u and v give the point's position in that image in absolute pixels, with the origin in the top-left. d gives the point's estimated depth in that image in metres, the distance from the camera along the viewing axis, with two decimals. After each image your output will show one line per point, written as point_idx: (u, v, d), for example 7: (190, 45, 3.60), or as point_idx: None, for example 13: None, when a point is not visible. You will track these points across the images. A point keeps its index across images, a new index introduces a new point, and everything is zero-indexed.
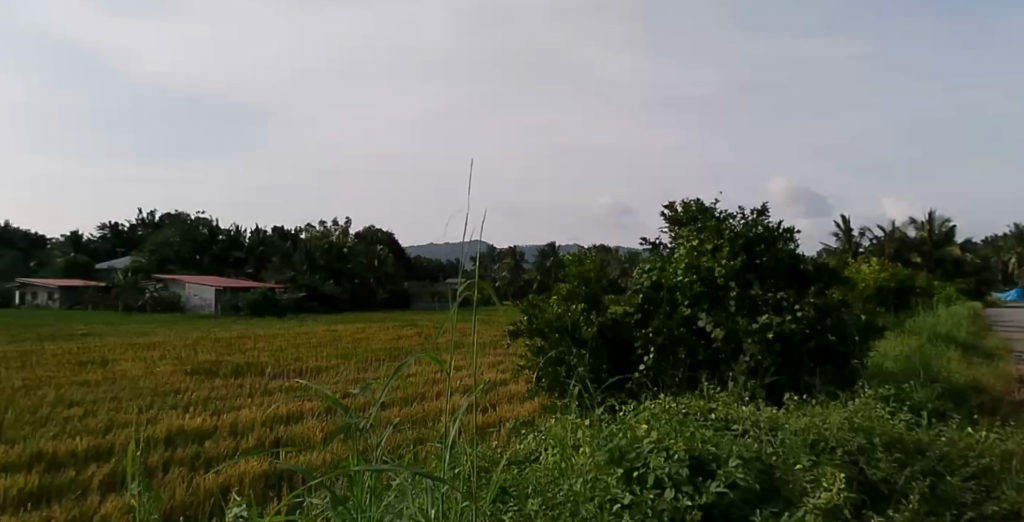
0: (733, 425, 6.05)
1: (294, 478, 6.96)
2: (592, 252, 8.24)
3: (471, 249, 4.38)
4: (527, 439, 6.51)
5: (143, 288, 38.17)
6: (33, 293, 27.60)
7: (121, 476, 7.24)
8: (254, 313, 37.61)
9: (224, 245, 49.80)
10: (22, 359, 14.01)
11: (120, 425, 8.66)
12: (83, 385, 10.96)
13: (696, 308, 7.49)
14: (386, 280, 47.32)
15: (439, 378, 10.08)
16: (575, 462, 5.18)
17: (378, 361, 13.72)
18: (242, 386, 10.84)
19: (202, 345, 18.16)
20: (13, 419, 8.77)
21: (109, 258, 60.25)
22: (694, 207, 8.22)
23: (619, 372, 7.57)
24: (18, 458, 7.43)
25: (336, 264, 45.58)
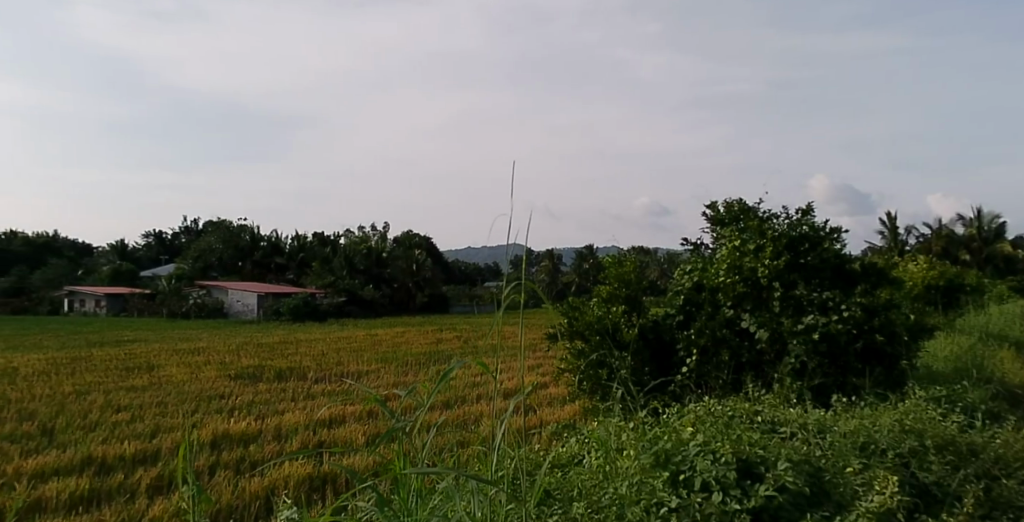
0: (780, 428, 5.94)
1: (338, 480, 7.03)
2: (631, 254, 8.15)
3: (515, 253, 4.34)
4: (569, 443, 6.47)
5: (188, 295, 41.45)
6: (81, 301, 44.28)
7: (168, 479, 7.36)
8: (295, 318, 38.11)
9: (266, 252, 50.04)
10: (73, 365, 14.41)
11: (167, 429, 8.81)
12: (131, 390, 11.18)
13: (738, 309, 7.40)
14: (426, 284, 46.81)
15: (481, 380, 10.10)
16: (620, 465, 5.11)
17: (420, 365, 13.75)
18: (285, 391, 10.96)
19: (246, 350, 18.42)
20: (64, 424, 8.98)
21: (153, 267, 61.68)
22: (737, 207, 8.09)
23: (661, 374, 7.50)
24: (71, 461, 7.62)
25: (375, 268, 45.52)
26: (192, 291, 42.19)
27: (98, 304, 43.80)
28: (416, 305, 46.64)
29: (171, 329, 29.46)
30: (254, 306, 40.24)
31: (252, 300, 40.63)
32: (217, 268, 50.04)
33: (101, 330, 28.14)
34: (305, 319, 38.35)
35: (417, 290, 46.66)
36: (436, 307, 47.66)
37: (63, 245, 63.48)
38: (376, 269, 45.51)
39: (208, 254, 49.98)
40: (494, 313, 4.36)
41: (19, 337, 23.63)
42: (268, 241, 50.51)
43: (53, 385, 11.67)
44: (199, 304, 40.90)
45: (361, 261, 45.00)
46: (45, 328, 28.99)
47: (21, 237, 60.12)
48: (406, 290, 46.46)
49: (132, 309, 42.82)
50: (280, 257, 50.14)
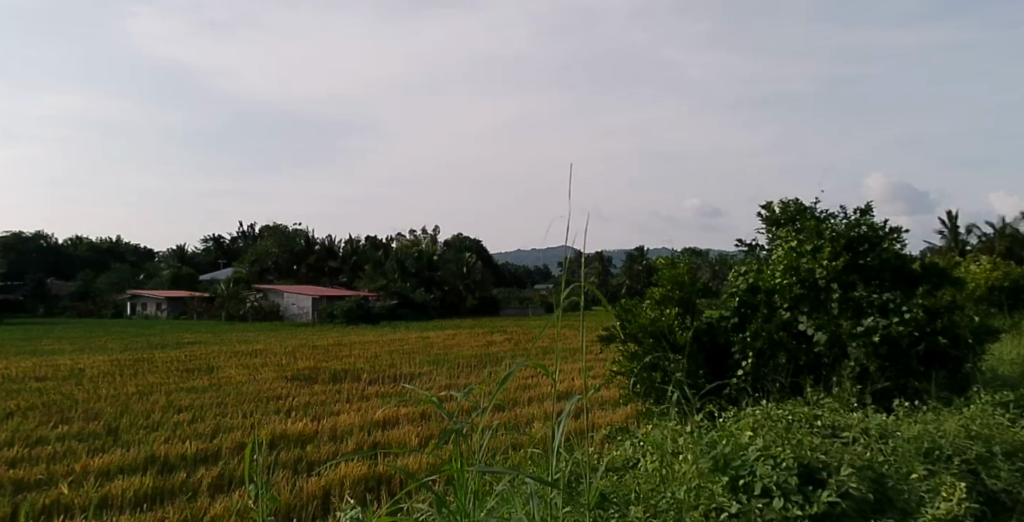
0: (842, 432, 5.81)
1: (392, 481, 7.12)
2: (684, 256, 8.05)
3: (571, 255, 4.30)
4: (624, 446, 6.42)
5: (245, 297, 42.38)
6: (142, 303, 46.13)
7: (228, 479, 7.51)
8: (348, 321, 38.65)
9: (319, 255, 50.90)
10: (136, 366, 14.88)
11: (227, 429, 9.01)
12: (190, 391, 11.41)
13: (796, 311, 7.27)
14: (476, 287, 47.08)
15: (535, 383, 10.14)
16: (677, 469, 5.06)
17: (473, 368, 13.81)
18: (340, 392, 11.10)
19: (301, 352, 18.74)
20: (128, 424, 9.25)
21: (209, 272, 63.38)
22: (793, 207, 7.95)
23: (716, 378, 7.45)
24: (135, 460, 7.85)
25: (426, 271, 45.73)
26: (249, 294, 43.15)
27: (159, 307, 45.25)
28: (467, 308, 46.76)
29: (230, 332, 30.29)
30: (308, 308, 40.88)
31: (307, 303, 41.19)
32: (272, 271, 51.20)
33: (164, 333, 29.02)
34: (358, 322, 38.94)
35: (467, 292, 46.86)
36: (486, 310, 47.85)
37: (126, 249, 65.62)
38: (428, 273, 45.88)
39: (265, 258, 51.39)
40: (551, 315, 4.30)
41: (89, 339, 24.57)
42: (321, 244, 51.50)
43: (118, 385, 12.05)
44: (256, 307, 41.85)
45: (413, 264, 45.32)
46: (112, 331, 30.05)
47: (86, 243, 62.44)
48: (457, 292, 46.78)
49: (189, 312, 44.04)
50: (334, 261, 50.98)
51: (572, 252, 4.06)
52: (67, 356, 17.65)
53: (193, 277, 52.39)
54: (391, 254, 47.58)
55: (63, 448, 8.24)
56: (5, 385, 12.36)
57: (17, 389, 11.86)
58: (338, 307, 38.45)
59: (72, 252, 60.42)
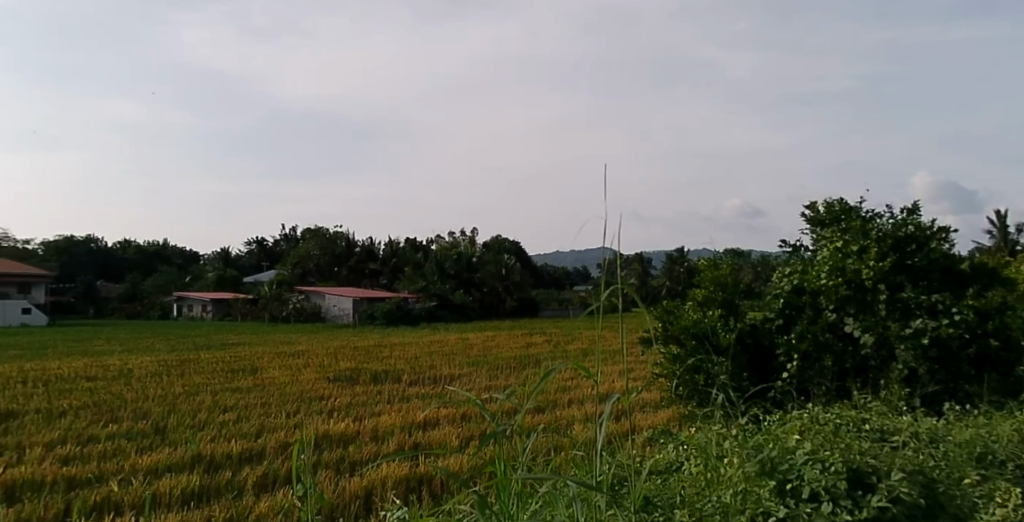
0: (891, 436, 5.70)
1: (433, 481, 7.17)
2: (726, 257, 7.96)
3: (609, 255, 4.23)
4: (666, 449, 6.38)
5: (288, 298, 43.00)
6: (189, 305, 47.18)
7: (273, 478, 7.62)
8: (388, 323, 39.01)
9: (360, 256, 51.35)
10: (182, 367, 15.17)
11: (271, 429, 9.15)
12: (235, 392, 11.62)
13: (842, 312, 7.16)
14: (515, 288, 46.99)
15: (576, 384, 10.13)
16: (724, 472, 5.00)
17: (512, 369, 13.83)
18: (380, 393, 11.19)
19: (342, 353, 18.94)
20: (175, 424, 9.44)
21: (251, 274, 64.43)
22: (838, 206, 7.82)
23: (760, 381, 7.39)
24: (182, 459, 8.00)
25: (465, 272, 45.84)
26: (291, 296, 43.56)
27: (204, 309, 46.35)
28: (506, 309, 46.85)
29: (273, 333, 30.77)
30: (349, 310, 41.29)
31: (348, 304, 41.61)
32: (314, 273, 51.91)
33: (209, 333, 29.59)
34: (398, 323, 39.25)
35: (506, 293, 46.81)
36: (524, 310, 47.86)
37: (172, 252, 67.01)
38: (467, 274, 45.92)
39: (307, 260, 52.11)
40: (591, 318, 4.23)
41: (138, 340, 25.14)
42: (363, 246, 52.01)
43: (165, 385, 12.32)
44: (298, 308, 42.45)
45: (452, 265, 45.31)
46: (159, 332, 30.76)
47: (133, 246, 63.95)
48: (496, 294, 46.92)
49: (234, 313, 44.99)
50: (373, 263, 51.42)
51: (614, 252, 4.01)
52: (117, 357, 18.11)
53: (238, 279, 53.31)
54: (431, 256, 47.80)
55: (113, 447, 8.44)
56: (57, 385, 12.71)
57: (68, 388, 12.18)
58: (379, 309, 38.88)
59: (120, 254, 61.95)
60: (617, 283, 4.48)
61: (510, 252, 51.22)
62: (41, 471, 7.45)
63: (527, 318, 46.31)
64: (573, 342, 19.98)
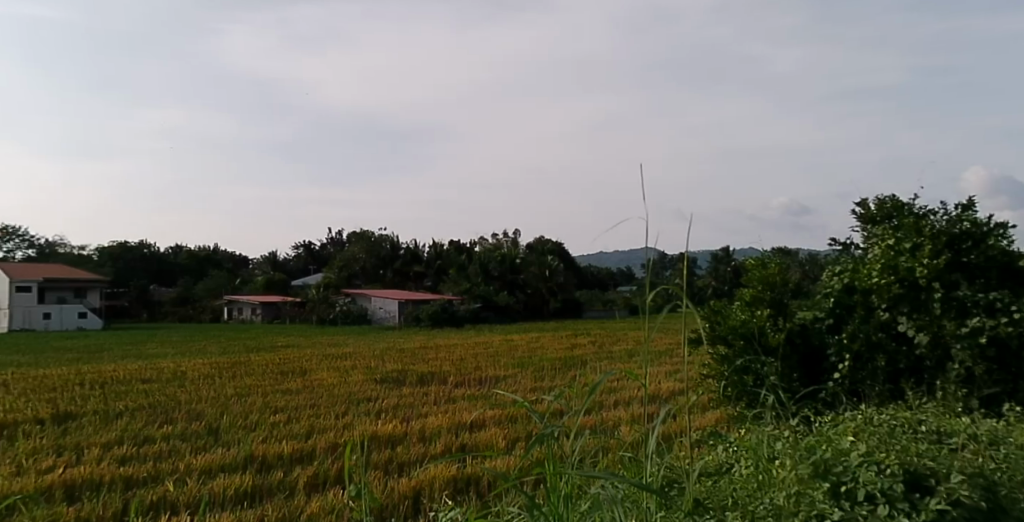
0: (949, 438, 5.55)
1: (481, 483, 7.23)
2: (775, 256, 7.85)
3: (652, 256, 4.16)
4: (716, 451, 6.32)
5: (334, 301, 43.59)
6: (237, 309, 48.18)
7: (323, 478, 7.74)
8: (433, 324, 39.35)
9: (405, 260, 51.88)
10: (234, 369, 15.53)
11: (320, 430, 9.32)
12: (286, 393, 11.86)
13: (895, 312, 7.01)
14: (559, 289, 47.01)
15: (623, 387, 10.11)
16: (776, 475, 4.94)
17: (559, 370, 13.84)
18: (427, 394, 11.31)
19: (389, 355, 19.16)
20: (228, 424, 9.67)
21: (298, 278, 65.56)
22: (889, 203, 7.67)
23: (811, 382, 7.33)
24: (236, 459, 8.18)
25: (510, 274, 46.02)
26: (338, 298, 44.22)
27: (253, 311, 47.33)
28: (550, 310, 46.88)
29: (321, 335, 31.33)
30: (394, 312, 41.64)
31: (394, 307, 41.94)
32: (358, 276, 52.53)
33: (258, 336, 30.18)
34: (442, 325, 39.55)
35: (550, 295, 46.82)
36: (570, 312, 47.61)
37: (222, 256, 68.56)
38: (510, 276, 46.02)
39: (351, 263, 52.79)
40: (639, 320, 4.14)
41: (193, 343, 25.83)
42: (406, 249, 52.48)
43: (217, 387, 12.62)
44: (344, 310, 43.03)
45: (496, 267, 45.51)
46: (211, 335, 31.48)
47: (184, 251, 65.57)
48: (540, 295, 46.89)
49: (284, 317, 46.03)
50: (417, 265, 51.88)
51: (660, 252, 3.96)
52: (172, 360, 18.63)
53: (286, 283, 54.30)
54: (474, 258, 48.00)
55: (168, 447, 8.66)
56: (115, 386, 13.11)
57: (125, 390, 12.55)
58: (424, 311, 39.33)
59: (172, 259, 63.52)
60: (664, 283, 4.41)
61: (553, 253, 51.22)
62: (99, 471, 7.69)
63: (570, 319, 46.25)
64: (621, 344, 19.82)
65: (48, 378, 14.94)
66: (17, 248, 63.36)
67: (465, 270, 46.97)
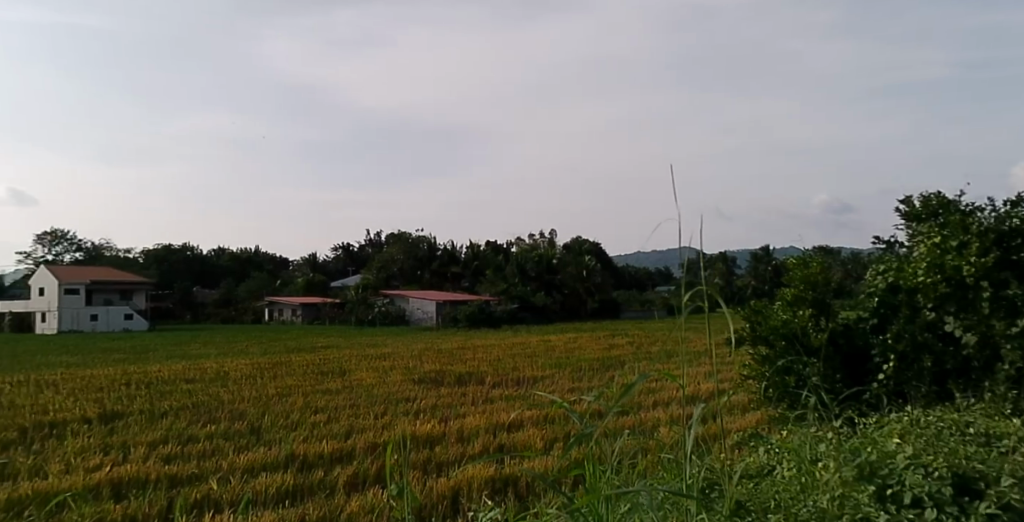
0: (999, 440, 5.37)
1: (519, 483, 7.24)
2: (816, 255, 7.73)
3: (688, 256, 4.10)
4: (756, 453, 6.24)
5: (373, 302, 44.03)
6: (278, 310, 48.93)
7: (363, 478, 7.81)
8: (470, 325, 39.53)
9: (443, 260, 52.20)
10: (276, 369, 15.78)
11: (360, 430, 9.41)
12: (326, 393, 12.01)
13: (941, 311, 6.84)
14: (597, 290, 46.85)
15: (663, 387, 10.05)
16: (819, 477, 4.87)
17: (597, 370, 13.79)
18: (465, 395, 11.37)
19: (428, 356, 19.30)
20: (270, 424, 9.82)
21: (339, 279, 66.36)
22: (935, 201, 7.51)
23: (855, 383, 7.25)
24: (278, 458, 8.30)
25: (547, 274, 46.00)
26: (377, 300, 44.64)
27: (294, 313, 47.98)
28: (588, 311, 46.75)
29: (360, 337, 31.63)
30: (432, 313, 41.89)
31: (432, 308, 42.18)
32: (396, 277, 52.91)
33: (300, 337, 30.61)
34: (480, 325, 39.71)
35: (588, 296, 46.69)
36: (608, 313, 47.35)
37: (262, 259, 69.59)
38: (548, 276, 46.01)
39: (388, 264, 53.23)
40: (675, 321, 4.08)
41: (236, 344, 26.30)
42: (444, 250, 52.77)
43: (259, 387, 12.83)
44: (384, 311, 43.44)
45: (534, 268, 45.66)
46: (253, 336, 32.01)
47: (227, 254, 66.79)
48: (578, 295, 46.77)
49: (324, 318, 46.60)
50: (454, 266, 52.17)
51: (698, 251, 3.91)
52: (215, 361, 18.98)
53: (326, 284, 55.00)
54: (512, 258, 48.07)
55: (211, 446, 8.82)
56: (160, 386, 13.40)
57: (170, 390, 12.81)
58: (462, 311, 39.56)
59: (215, 261, 64.74)
60: (699, 284, 4.35)
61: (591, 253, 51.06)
62: (145, 469, 7.86)
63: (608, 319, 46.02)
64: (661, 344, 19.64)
65: (95, 377, 15.32)
66: (66, 252, 65.05)
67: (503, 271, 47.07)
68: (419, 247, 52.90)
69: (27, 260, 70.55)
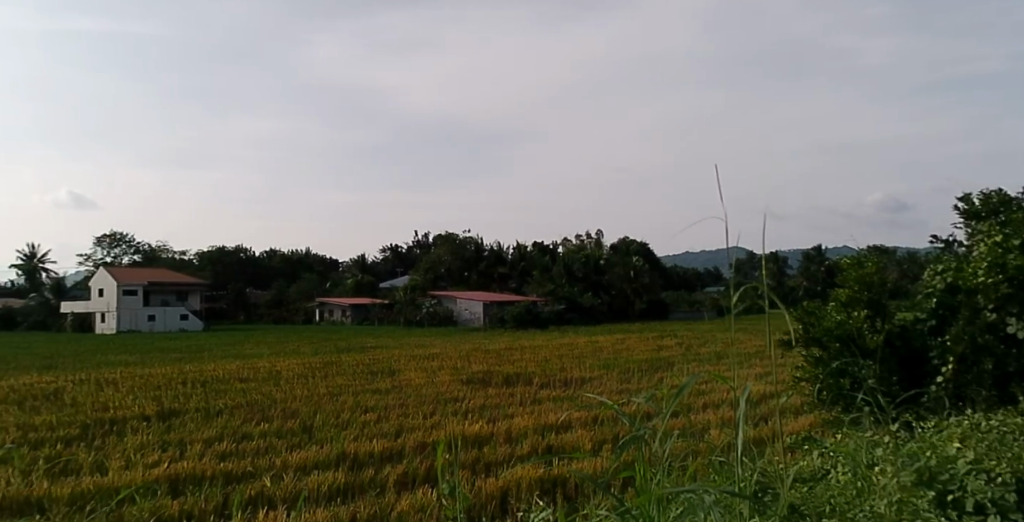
0: None
1: (567, 484, 7.23)
2: (871, 255, 7.59)
3: (739, 256, 4.05)
4: (810, 456, 6.14)
5: (422, 303, 44.43)
6: (329, 311, 49.84)
7: (413, 477, 7.90)
8: (518, 326, 39.61)
9: (489, 261, 52.48)
10: (326, 369, 16.05)
11: (409, 429, 9.52)
12: (375, 393, 12.20)
13: (1003, 313, 6.57)
14: (645, 291, 46.46)
15: (713, 390, 9.95)
16: (876, 481, 4.76)
17: (646, 372, 13.72)
18: (513, 395, 11.38)
19: (477, 356, 19.40)
20: (321, 423, 9.99)
21: (387, 280, 67.15)
22: (996, 199, 7.35)
23: (912, 385, 7.09)
24: (329, 457, 8.45)
25: (594, 275, 45.92)
26: (424, 300, 45.13)
27: (343, 313, 48.70)
28: (636, 311, 46.39)
29: (408, 337, 31.97)
30: (480, 313, 42.14)
31: (480, 309, 42.39)
32: (445, 278, 53.06)
33: (350, 337, 31.10)
34: (527, 326, 39.75)
35: (636, 296, 46.36)
36: (656, 313, 46.87)
37: (311, 259, 70.70)
38: (595, 276, 45.93)
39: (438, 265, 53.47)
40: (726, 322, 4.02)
41: (289, 344, 26.80)
42: (490, 251, 52.98)
43: (310, 387, 13.05)
44: (432, 312, 43.83)
45: (580, 268, 45.79)
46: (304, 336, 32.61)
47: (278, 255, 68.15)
48: (625, 296, 46.51)
49: (373, 319, 47.22)
50: (501, 267, 52.41)
51: (749, 251, 3.86)
52: (267, 360, 19.39)
53: (374, 285, 55.67)
54: (558, 259, 48.19)
55: (264, 444, 9.02)
56: (215, 385, 13.72)
57: (224, 388, 13.12)
58: (509, 312, 39.65)
59: (266, 263, 66.13)
60: (750, 284, 4.29)
61: (638, 253, 50.77)
62: (201, 466, 8.08)
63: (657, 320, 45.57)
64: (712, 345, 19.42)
65: (153, 375, 15.76)
66: (124, 253, 67.01)
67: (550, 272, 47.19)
68: (466, 248, 53.17)
69: (88, 261, 72.89)
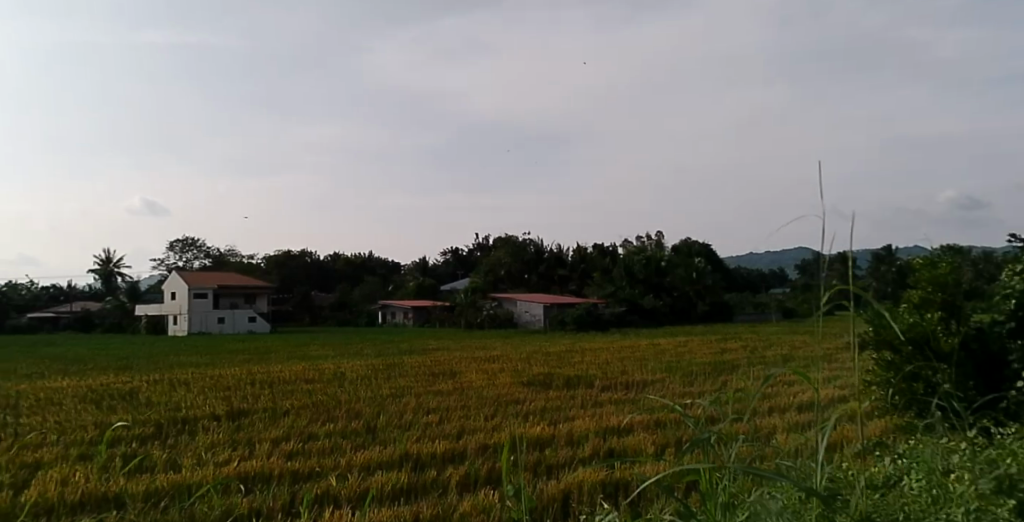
0: None
1: (630, 487, 7.18)
2: (946, 255, 7.45)
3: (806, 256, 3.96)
4: (882, 462, 5.95)
5: (482, 305, 44.58)
6: (391, 313, 50.74)
7: (474, 478, 7.96)
8: (579, 328, 39.39)
9: (550, 264, 52.45)
10: (389, 370, 16.30)
11: (471, 431, 9.60)
12: (438, 394, 12.39)
13: None
14: (707, 292, 45.92)
15: (780, 393, 9.79)
16: (952, 490, 4.58)
17: (710, 374, 13.55)
18: (574, 398, 11.34)
19: (538, 359, 19.41)
20: (384, 424, 10.16)
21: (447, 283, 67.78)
22: None
23: (990, 389, 6.86)
24: (392, 457, 8.58)
25: (655, 276, 45.34)
26: (485, 302, 45.35)
27: (405, 315, 49.54)
28: (698, 314, 45.58)
29: (469, 339, 32.20)
30: (539, 315, 42.29)
31: (539, 311, 42.42)
32: (504, 280, 53.16)
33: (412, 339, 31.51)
34: (588, 328, 39.50)
35: (698, 299, 45.65)
36: (720, 315, 46.30)
37: (373, 262, 71.90)
38: (656, 278, 45.32)
39: (498, 266, 53.63)
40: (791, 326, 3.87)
41: (353, 345, 27.31)
42: (550, 253, 52.93)
43: (373, 388, 13.26)
44: (492, 315, 43.95)
45: (641, 269, 45.28)
46: (367, 338, 33.17)
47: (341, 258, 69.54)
48: (687, 298, 45.83)
49: (434, 320, 47.79)
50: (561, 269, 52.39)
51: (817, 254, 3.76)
52: (332, 361, 19.79)
53: (436, 288, 56.20)
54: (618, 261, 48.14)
55: (330, 444, 9.22)
56: (282, 386, 14.07)
57: (291, 389, 13.47)
58: (569, 314, 39.51)
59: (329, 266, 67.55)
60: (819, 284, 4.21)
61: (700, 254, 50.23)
62: (269, 465, 8.30)
63: (720, 322, 44.75)
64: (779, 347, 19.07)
65: (224, 376, 16.23)
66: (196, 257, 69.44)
67: (611, 274, 47.27)
68: (526, 250, 53.16)
69: (162, 264, 75.73)
